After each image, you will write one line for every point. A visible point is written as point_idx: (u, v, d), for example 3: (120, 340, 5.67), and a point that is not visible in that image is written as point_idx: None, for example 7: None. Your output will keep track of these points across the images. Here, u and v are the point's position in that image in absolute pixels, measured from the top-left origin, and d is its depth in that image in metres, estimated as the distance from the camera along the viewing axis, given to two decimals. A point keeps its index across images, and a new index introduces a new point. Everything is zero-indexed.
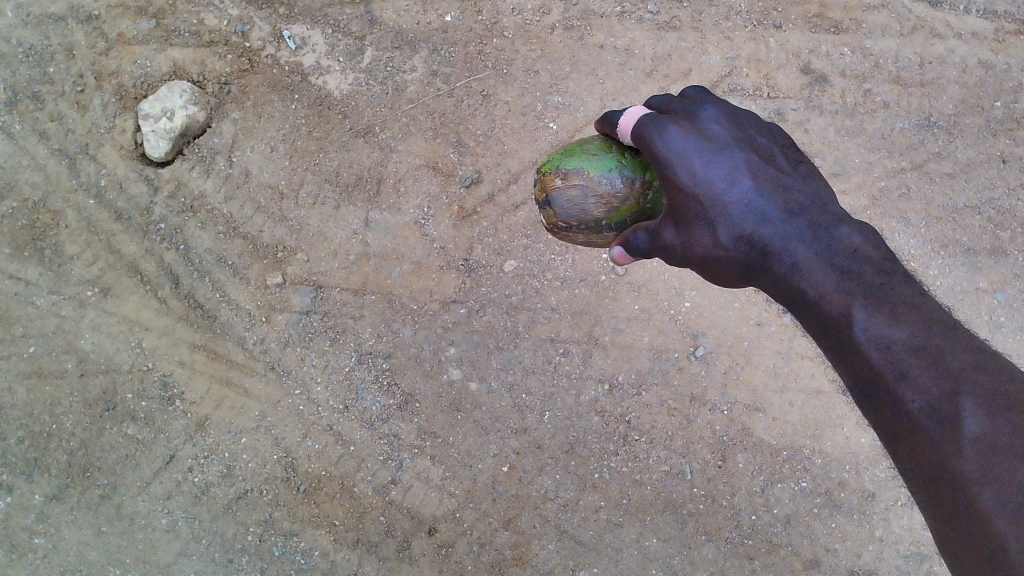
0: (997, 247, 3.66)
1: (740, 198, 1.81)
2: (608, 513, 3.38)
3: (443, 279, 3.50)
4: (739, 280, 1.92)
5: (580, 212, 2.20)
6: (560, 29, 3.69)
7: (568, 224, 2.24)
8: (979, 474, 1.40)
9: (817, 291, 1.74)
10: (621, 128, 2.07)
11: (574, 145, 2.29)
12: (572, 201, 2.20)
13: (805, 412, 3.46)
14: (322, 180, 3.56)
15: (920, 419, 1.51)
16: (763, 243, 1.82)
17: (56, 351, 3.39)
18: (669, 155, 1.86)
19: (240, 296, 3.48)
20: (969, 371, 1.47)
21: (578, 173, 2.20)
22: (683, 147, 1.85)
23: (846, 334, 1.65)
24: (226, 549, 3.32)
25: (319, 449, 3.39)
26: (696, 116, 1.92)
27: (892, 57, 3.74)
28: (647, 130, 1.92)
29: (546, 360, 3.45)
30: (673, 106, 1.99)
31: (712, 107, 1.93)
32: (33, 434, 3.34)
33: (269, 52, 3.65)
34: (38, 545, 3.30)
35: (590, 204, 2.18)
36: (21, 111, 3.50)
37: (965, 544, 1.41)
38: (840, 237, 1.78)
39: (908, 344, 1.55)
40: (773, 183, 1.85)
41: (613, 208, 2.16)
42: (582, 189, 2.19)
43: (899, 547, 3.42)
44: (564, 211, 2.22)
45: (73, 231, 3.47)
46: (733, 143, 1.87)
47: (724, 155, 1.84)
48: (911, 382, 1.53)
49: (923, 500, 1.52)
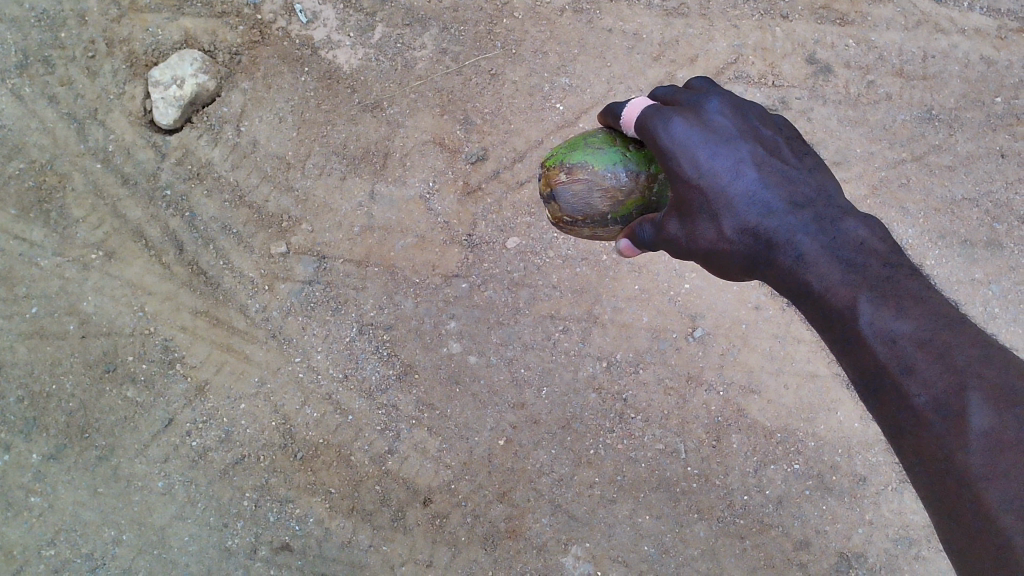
0: (993, 239, 3.70)
1: (745, 191, 1.82)
2: (602, 489, 3.41)
3: (446, 253, 3.54)
4: (744, 273, 1.92)
5: (586, 206, 2.20)
6: (569, 12, 3.73)
7: (573, 219, 2.25)
8: (987, 471, 1.38)
9: (823, 285, 1.71)
10: (625, 121, 2.08)
11: (577, 139, 2.29)
12: (577, 196, 2.20)
13: (799, 395, 3.50)
14: (329, 152, 3.59)
15: (926, 415, 1.49)
16: (768, 235, 1.81)
17: (58, 313, 3.40)
18: (674, 147, 1.86)
19: (243, 264, 3.50)
20: (976, 367, 1.46)
21: (582, 168, 2.20)
22: (687, 139, 1.85)
23: (852, 329, 1.62)
24: (221, 513, 3.33)
25: (317, 417, 3.41)
26: (701, 108, 1.93)
27: (896, 50, 3.78)
28: (650, 121, 1.92)
29: (545, 336, 3.48)
30: (679, 98, 2.00)
31: (716, 99, 1.94)
32: (32, 394, 3.34)
33: (280, 24, 3.68)
34: (32, 505, 3.28)
35: (595, 198, 2.18)
36: (31, 75, 3.53)
37: (968, 542, 1.40)
38: (846, 230, 1.77)
39: (914, 338, 1.53)
40: (778, 175, 1.85)
41: (619, 202, 2.16)
42: (587, 184, 2.19)
43: (888, 531, 3.45)
44: (569, 206, 2.22)
45: (79, 194, 3.49)
46: (738, 136, 1.88)
47: (727, 149, 1.84)
48: (917, 377, 1.51)
49: (927, 491, 1.51)
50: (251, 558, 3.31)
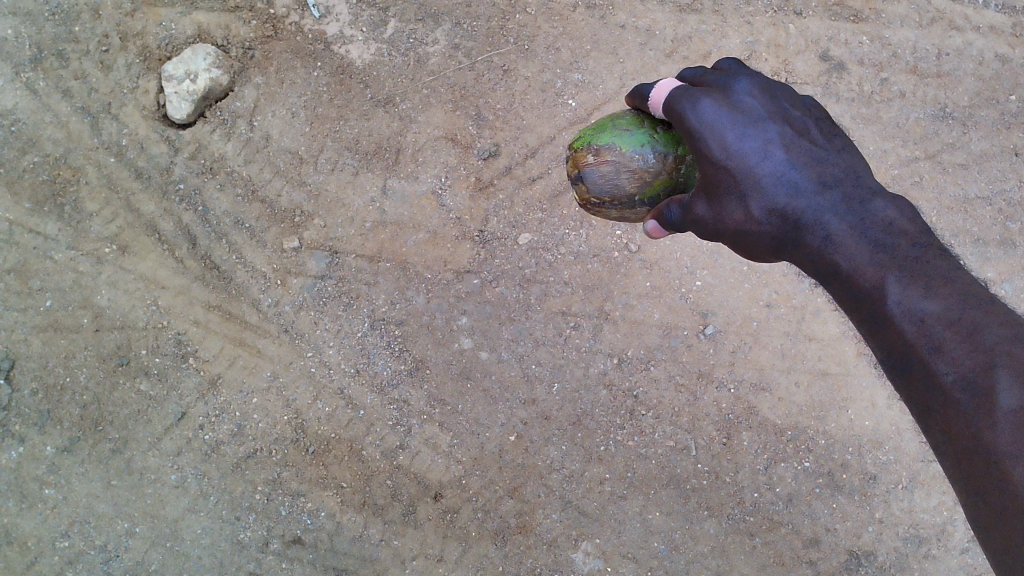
0: (1006, 238, 3.67)
1: (773, 171, 1.81)
2: (612, 486, 3.41)
3: (458, 249, 3.54)
4: (770, 253, 1.90)
5: (613, 187, 2.20)
6: (582, 8, 3.73)
7: (601, 201, 2.24)
8: (1014, 448, 1.37)
9: (850, 267, 1.72)
10: (652, 102, 2.06)
11: (606, 121, 2.29)
12: (605, 177, 2.20)
13: (810, 393, 3.49)
14: (342, 147, 3.60)
15: (954, 393, 1.48)
16: (796, 216, 1.80)
17: (72, 306, 3.43)
18: (702, 128, 1.85)
19: (256, 259, 3.52)
20: (1004, 344, 1.44)
21: (610, 150, 2.20)
22: (715, 120, 1.84)
23: (879, 308, 1.63)
24: (233, 507, 3.35)
25: (329, 412, 3.42)
26: (729, 88, 1.91)
27: (910, 47, 3.77)
28: (678, 103, 1.91)
29: (556, 332, 3.49)
30: (706, 78, 1.98)
31: (745, 79, 1.92)
32: (46, 387, 3.38)
33: (293, 19, 3.69)
34: (47, 496, 3.31)
35: (623, 179, 2.17)
36: (45, 69, 3.55)
37: (992, 521, 1.39)
38: (875, 210, 1.77)
39: (942, 317, 1.53)
40: (807, 155, 1.84)
41: (646, 183, 2.15)
42: (614, 165, 2.18)
43: (899, 530, 3.44)
44: (597, 187, 2.23)
45: (93, 188, 3.51)
46: (766, 116, 1.86)
47: (756, 130, 1.83)
48: (946, 355, 1.51)
49: (955, 473, 1.49)
50: (263, 551, 3.33)
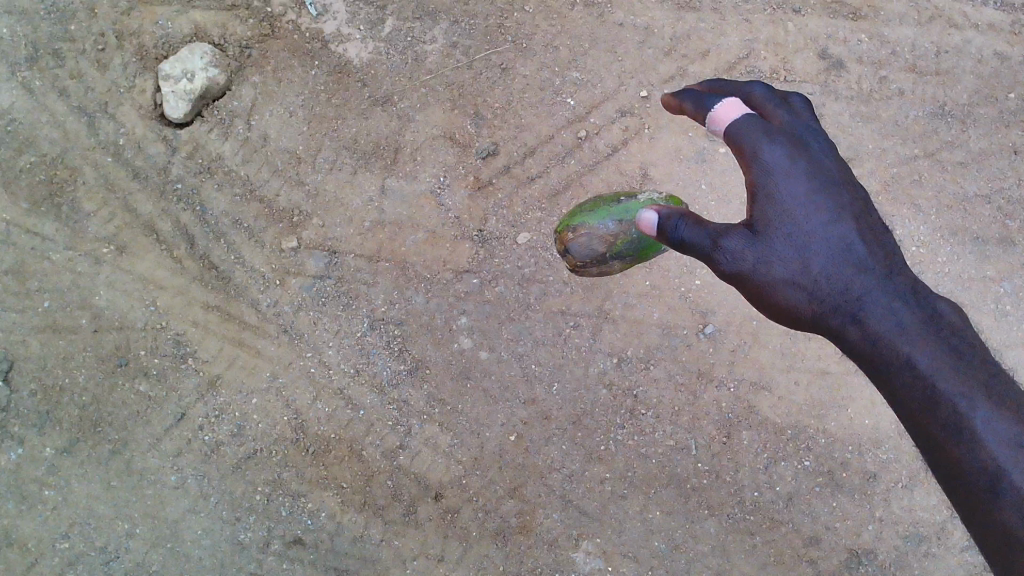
0: (1005, 237, 3.68)
1: (824, 241, 1.97)
2: (612, 485, 3.41)
3: (457, 248, 3.54)
4: (811, 324, 2.01)
5: (590, 252, 2.60)
6: (581, 6, 3.71)
7: (584, 264, 2.65)
8: None
9: None
10: (714, 116, 2.10)
11: (578, 208, 2.80)
12: (583, 247, 2.61)
13: (810, 391, 3.50)
14: (341, 146, 3.59)
15: None
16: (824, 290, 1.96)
17: (70, 307, 3.42)
18: (768, 173, 2.00)
19: (255, 259, 3.51)
20: None
21: (583, 226, 2.64)
22: (784, 172, 1.99)
23: None
24: (234, 507, 3.35)
25: (329, 412, 3.42)
26: (806, 140, 2.05)
27: (908, 45, 3.76)
28: (750, 134, 2.03)
29: (556, 332, 3.49)
30: (778, 113, 2.10)
31: (820, 138, 2.08)
32: (45, 388, 3.37)
33: (290, 17, 3.68)
34: (46, 498, 3.30)
35: (596, 244, 2.58)
36: (41, 67, 3.53)
37: None
38: None
39: None
40: (862, 234, 1.98)
41: (613, 244, 2.57)
42: (589, 236, 2.60)
43: (898, 529, 3.45)
44: (579, 256, 2.62)
45: (90, 188, 3.50)
46: (830, 182, 2.01)
47: (830, 195, 1.99)
48: None
49: None
50: (263, 552, 3.33)
